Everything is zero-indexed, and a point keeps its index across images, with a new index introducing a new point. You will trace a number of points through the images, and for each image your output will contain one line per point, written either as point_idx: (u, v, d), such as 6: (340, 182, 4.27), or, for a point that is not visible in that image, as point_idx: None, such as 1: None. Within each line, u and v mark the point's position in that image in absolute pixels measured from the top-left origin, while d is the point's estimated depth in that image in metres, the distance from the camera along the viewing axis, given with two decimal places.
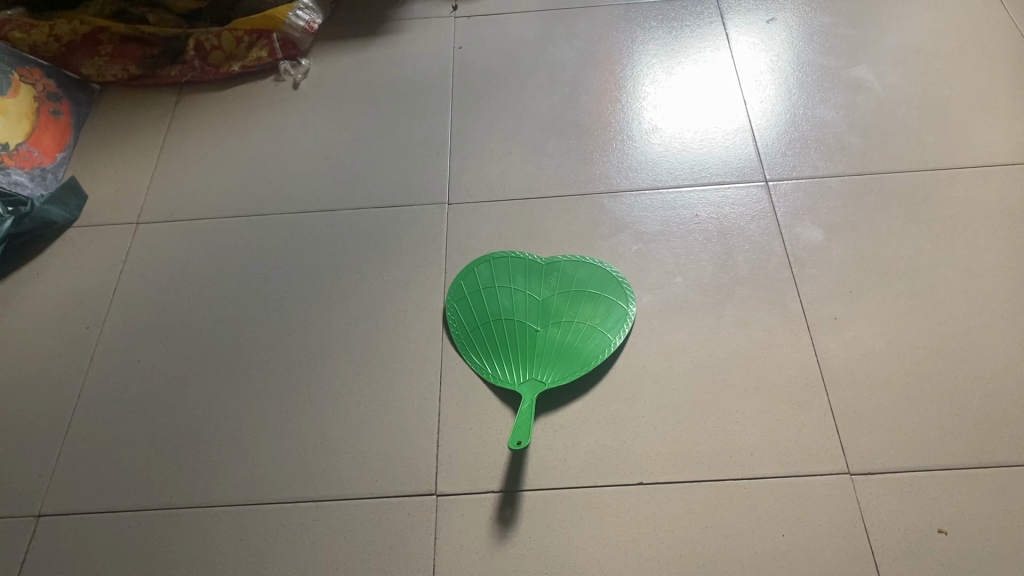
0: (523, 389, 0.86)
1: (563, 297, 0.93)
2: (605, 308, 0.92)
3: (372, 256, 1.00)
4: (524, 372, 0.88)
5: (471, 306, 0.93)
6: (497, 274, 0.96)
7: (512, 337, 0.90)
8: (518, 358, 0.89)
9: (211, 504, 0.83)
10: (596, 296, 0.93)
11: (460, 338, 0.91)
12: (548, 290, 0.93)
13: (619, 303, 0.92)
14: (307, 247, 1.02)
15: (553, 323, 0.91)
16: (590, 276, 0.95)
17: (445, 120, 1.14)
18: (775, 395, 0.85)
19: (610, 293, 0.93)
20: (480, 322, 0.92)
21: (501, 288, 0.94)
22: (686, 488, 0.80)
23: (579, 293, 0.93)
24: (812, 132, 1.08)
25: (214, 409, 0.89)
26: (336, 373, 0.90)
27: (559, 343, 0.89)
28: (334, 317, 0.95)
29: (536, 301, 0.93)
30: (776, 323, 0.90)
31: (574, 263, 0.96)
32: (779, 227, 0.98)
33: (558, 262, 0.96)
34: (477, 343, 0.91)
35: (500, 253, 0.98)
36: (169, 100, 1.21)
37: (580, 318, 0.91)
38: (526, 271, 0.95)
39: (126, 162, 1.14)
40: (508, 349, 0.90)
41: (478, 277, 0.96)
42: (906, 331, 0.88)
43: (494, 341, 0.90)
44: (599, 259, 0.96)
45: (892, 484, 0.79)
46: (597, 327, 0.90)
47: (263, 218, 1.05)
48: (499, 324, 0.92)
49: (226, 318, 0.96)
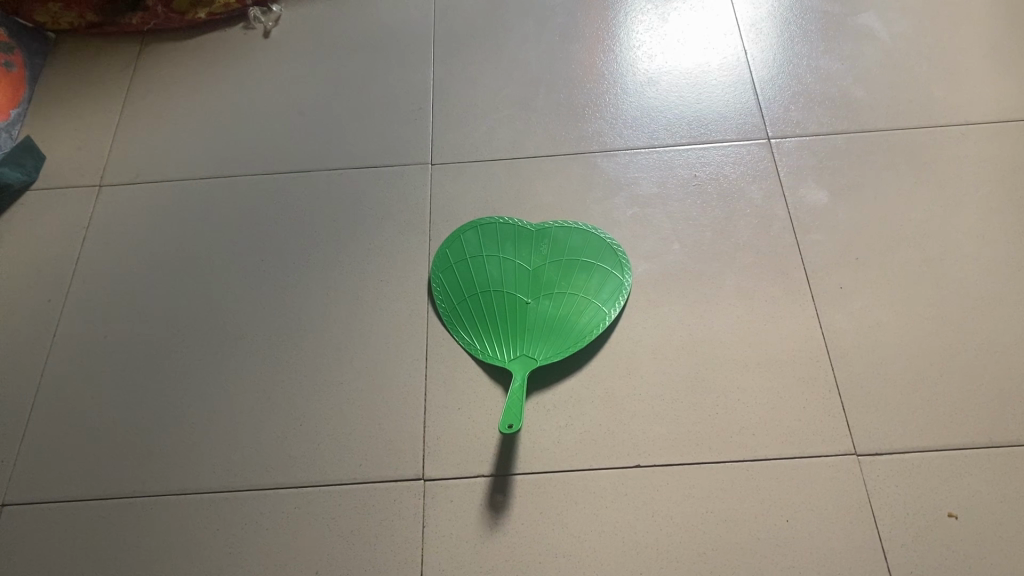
0: (514, 366, 0.81)
1: (555, 267, 0.88)
2: (599, 278, 0.87)
3: (351, 222, 0.94)
4: (514, 348, 0.83)
5: (458, 277, 0.88)
6: (484, 241, 0.90)
7: (501, 310, 0.85)
8: (509, 334, 0.84)
9: (187, 492, 0.78)
10: (591, 266, 0.88)
11: (446, 311, 0.86)
12: (539, 259, 0.88)
13: (613, 273, 0.87)
14: (281, 211, 0.96)
15: (546, 294, 0.86)
16: (583, 243, 0.89)
17: (426, 71, 1.07)
18: (778, 371, 0.81)
19: (605, 264, 0.88)
20: (468, 293, 0.87)
21: (489, 257, 0.89)
22: (684, 471, 0.76)
23: (573, 264, 0.88)
24: (817, 85, 1.02)
25: (186, 389, 0.84)
26: (316, 351, 0.85)
27: (551, 316, 0.84)
28: (312, 289, 0.90)
29: (527, 271, 0.87)
30: (778, 293, 0.86)
31: (566, 231, 0.91)
32: (781, 188, 0.93)
33: (550, 229, 0.91)
34: (464, 316, 0.86)
35: (488, 218, 0.92)
36: (130, 50, 1.13)
37: (573, 290, 0.86)
38: (515, 239, 0.90)
39: (86, 118, 1.06)
40: (497, 323, 0.85)
41: (465, 245, 0.90)
42: (914, 303, 0.84)
43: (481, 315, 0.86)
44: (592, 225, 0.91)
45: (898, 466, 0.76)
46: (591, 299, 0.86)
47: (234, 180, 0.99)
48: (487, 295, 0.87)
49: (197, 290, 0.91)
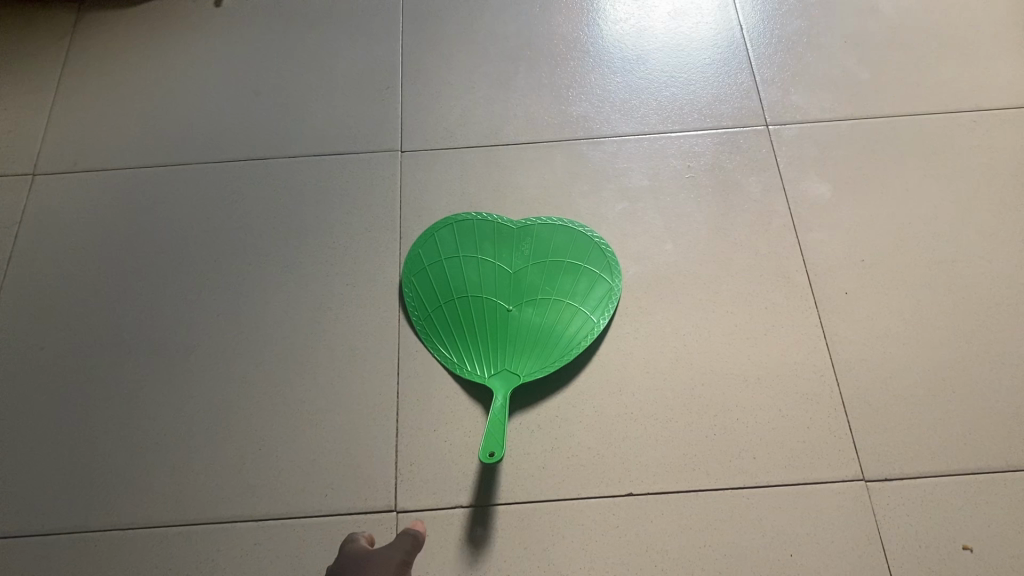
0: (495, 383, 0.75)
1: (538, 270, 0.80)
2: (586, 283, 0.80)
3: (314, 217, 0.86)
4: (495, 362, 0.76)
5: (432, 281, 0.81)
6: (461, 240, 0.83)
7: (480, 319, 0.78)
8: (489, 346, 0.77)
9: (134, 527, 0.71)
10: (578, 269, 0.81)
11: (420, 319, 0.79)
12: (521, 261, 0.81)
13: (602, 278, 0.81)
14: (236, 204, 0.87)
15: (529, 301, 0.79)
16: (568, 244, 0.82)
17: (394, 46, 0.98)
18: (781, 386, 0.75)
19: (593, 266, 0.81)
20: (443, 299, 0.80)
21: (466, 258, 0.81)
22: (680, 499, 0.70)
23: (558, 266, 0.81)
24: (818, 65, 0.94)
25: (133, 408, 0.76)
26: (277, 365, 0.78)
27: (535, 326, 0.77)
28: (271, 294, 0.82)
29: (507, 275, 0.80)
30: (779, 299, 0.79)
31: (550, 229, 0.83)
32: (781, 181, 0.86)
33: (533, 227, 0.83)
34: (440, 326, 0.79)
35: (465, 214, 0.84)
36: (66, 19, 1.02)
37: (559, 296, 0.79)
38: (495, 238, 0.82)
39: (18, 97, 0.96)
40: (476, 334, 0.78)
41: (440, 245, 0.83)
42: (925, 309, 0.78)
43: (458, 324, 0.78)
44: (578, 222, 0.84)
45: (909, 492, 0.70)
46: (579, 307, 0.79)
47: (184, 169, 0.90)
48: (465, 302, 0.79)
49: (144, 295, 0.82)
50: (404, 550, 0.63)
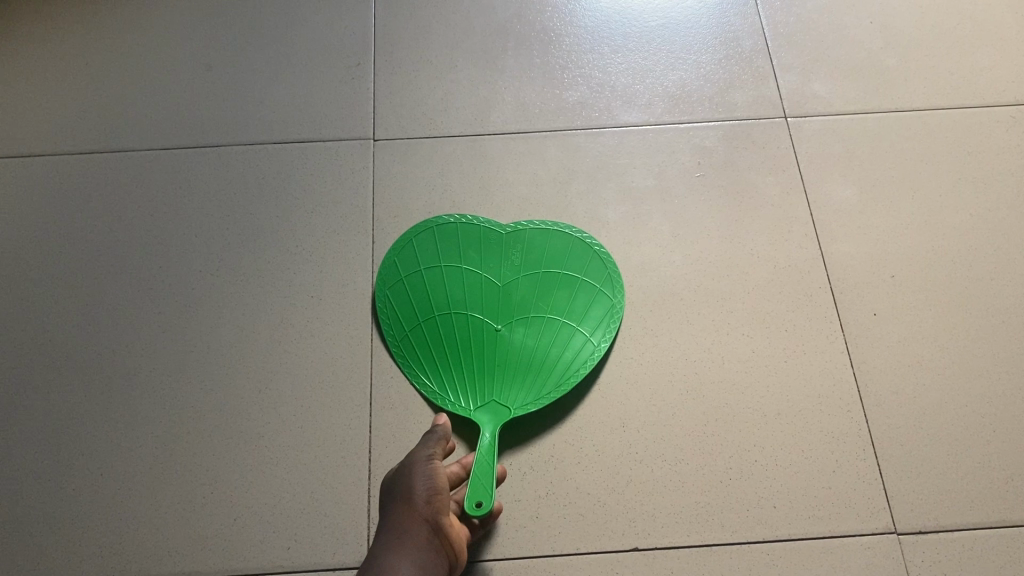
0: (482, 418, 0.65)
1: (531, 284, 0.70)
2: (585, 298, 0.70)
3: (275, 217, 0.75)
4: (482, 393, 0.66)
5: (410, 296, 0.70)
6: (443, 248, 0.72)
7: (465, 341, 0.68)
8: (475, 375, 0.67)
9: None
10: (576, 283, 0.71)
11: (396, 341, 0.69)
12: (512, 273, 0.71)
13: (602, 292, 0.71)
14: (185, 199, 0.76)
15: (521, 321, 0.69)
16: (566, 254, 0.72)
17: (366, 15, 0.86)
18: (803, 424, 0.67)
19: (592, 280, 0.71)
20: (423, 318, 0.70)
21: (449, 269, 0.71)
22: (691, 555, 0.62)
23: (553, 279, 0.71)
24: (840, 48, 0.85)
25: (63, 442, 0.66)
26: (231, 392, 0.68)
27: (527, 350, 0.68)
28: (226, 307, 0.71)
29: (496, 288, 0.70)
30: (801, 320, 0.71)
31: (545, 237, 0.73)
32: (802, 182, 0.77)
33: (526, 235, 0.73)
34: (419, 349, 0.69)
35: (448, 218, 0.74)
36: None
37: (554, 314, 0.69)
38: (481, 245, 0.72)
39: None
40: (460, 360, 0.68)
41: (420, 254, 0.72)
42: (962, 334, 0.70)
43: (441, 347, 0.69)
44: (575, 228, 0.74)
45: (947, 548, 0.62)
46: (576, 327, 0.69)
47: (124, 156, 0.78)
48: (447, 321, 0.69)
49: (78, 306, 0.72)
50: (427, 449, 0.60)
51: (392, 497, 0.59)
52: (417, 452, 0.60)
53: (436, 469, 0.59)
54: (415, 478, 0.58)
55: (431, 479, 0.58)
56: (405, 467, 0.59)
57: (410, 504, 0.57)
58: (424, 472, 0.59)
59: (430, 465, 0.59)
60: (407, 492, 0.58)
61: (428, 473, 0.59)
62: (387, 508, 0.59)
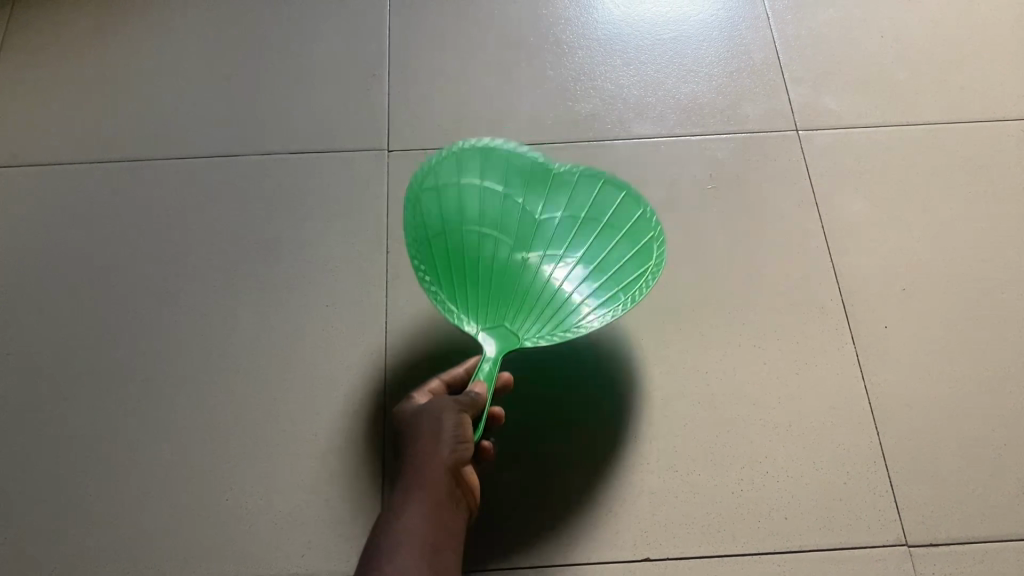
0: (492, 344, 0.62)
1: (562, 230, 0.66)
2: (625, 253, 0.66)
3: (290, 226, 0.76)
4: (496, 315, 0.63)
5: (431, 207, 0.64)
6: (469, 188, 0.66)
7: (489, 275, 0.64)
8: (498, 309, 0.63)
9: None
10: (610, 236, 0.66)
11: (419, 206, 0.64)
12: (541, 216, 0.66)
13: (646, 249, 0.66)
14: (201, 208, 0.77)
15: (549, 259, 0.65)
16: (600, 203, 0.68)
17: (381, 27, 0.87)
18: (814, 436, 0.67)
19: (629, 231, 0.67)
20: (446, 230, 0.64)
21: (487, 189, 0.66)
22: (703, 565, 0.63)
23: (584, 230, 0.66)
24: (851, 61, 0.85)
25: (80, 448, 0.67)
26: (247, 400, 0.68)
27: (551, 291, 0.64)
28: (241, 316, 0.72)
29: (532, 229, 0.66)
30: (812, 332, 0.71)
31: (579, 185, 0.68)
32: (813, 194, 0.78)
33: (560, 176, 0.68)
34: (440, 266, 0.63)
35: (473, 150, 0.67)
36: None
37: (585, 262, 0.65)
38: (523, 181, 0.67)
39: None
40: (483, 295, 0.63)
41: (442, 173, 0.65)
42: (972, 347, 0.70)
43: (463, 277, 0.63)
44: (627, 187, 0.68)
45: (957, 560, 0.63)
46: (612, 283, 0.64)
47: (141, 166, 0.79)
48: (472, 254, 0.64)
49: (95, 314, 0.73)
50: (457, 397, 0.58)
51: (415, 443, 0.57)
52: (448, 400, 0.58)
53: (466, 421, 0.57)
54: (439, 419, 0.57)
55: (460, 432, 0.57)
56: (433, 414, 0.57)
57: (432, 443, 0.56)
58: (454, 424, 0.57)
59: (462, 417, 0.57)
60: (431, 438, 0.56)
61: (458, 426, 0.57)
62: (406, 446, 0.58)
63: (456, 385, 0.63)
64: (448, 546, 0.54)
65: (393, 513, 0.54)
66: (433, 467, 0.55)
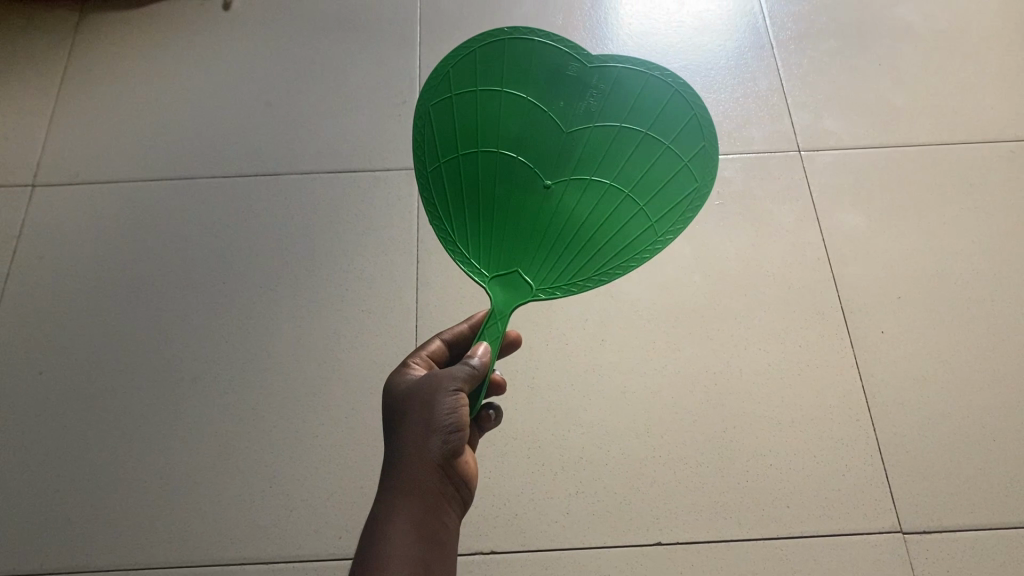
0: (505, 287, 0.57)
1: (595, 143, 0.59)
2: (658, 172, 0.60)
3: (328, 238, 0.82)
4: (511, 257, 0.58)
5: (443, 125, 0.60)
6: (487, 96, 0.60)
7: (505, 203, 0.58)
8: (516, 245, 0.58)
9: (137, 567, 0.67)
10: (654, 145, 0.60)
11: (427, 136, 0.60)
12: (570, 129, 0.59)
13: (678, 172, 0.60)
14: (246, 222, 0.84)
15: (573, 187, 0.58)
16: (638, 105, 0.61)
17: (411, 56, 0.94)
18: (814, 431, 0.72)
19: (674, 141, 0.60)
20: (459, 152, 0.59)
21: (506, 108, 0.60)
22: (710, 550, 0.67)
23: (618, 140, 0.59)
24: (850, 87, 0.91)
25: (135, 439, 0.73)
26: (288, 395, 0.74)
27: (576, 224, 0.58)
28: (283, 320, 0.78)
29: (556, 159, 0.59)
30: (813, 336, 0.76)
31: (616, 81, 0.61)
32: (814, 210, 0.83)
33: (589, 78, 0.61)
34: (450, 194, 0.59)
35: (494, 45, 0.62)
36: (69, 20, 0.98)
37: (621, 182, 0.59)
38: (546, 99, 0.60)
39: (17, 101, 0.92)
40: (497, 221, 0.58)
41: (456, 82, 0.61)
42: (964, 351, 0.75)
43: (478, 202, 0.58)
44: (659, 98, 0.61)
45: (949, 546, 0.67)
46: (642, 206, 0.59)
47: (191, 183, 0.86)
48: (486, 179, 0.58)
49: (149, 317, 0.79)
50: (456, 372, 0.55)
51: (407, 428, 0.54)
52: (445, 375, 0.55)
53: (463, 399, 0.55)
54: (436, 407, 0.54)
55: (457, 413, 0.54)
56: (428, 393, 0.55)
57: (427, 437, 0.53)
58: (450, 404, 0.54)
59: (459, 395, 0.55)
60: (426, 426, 0.54)
61: (454, 406, 0.54)
62: (401, 424, 0.55)
63: (455, 341, 0.64)
64: (438, 540, 0.53)
65: (382, 504, 0.53)
66: (425, 455, 0.53)
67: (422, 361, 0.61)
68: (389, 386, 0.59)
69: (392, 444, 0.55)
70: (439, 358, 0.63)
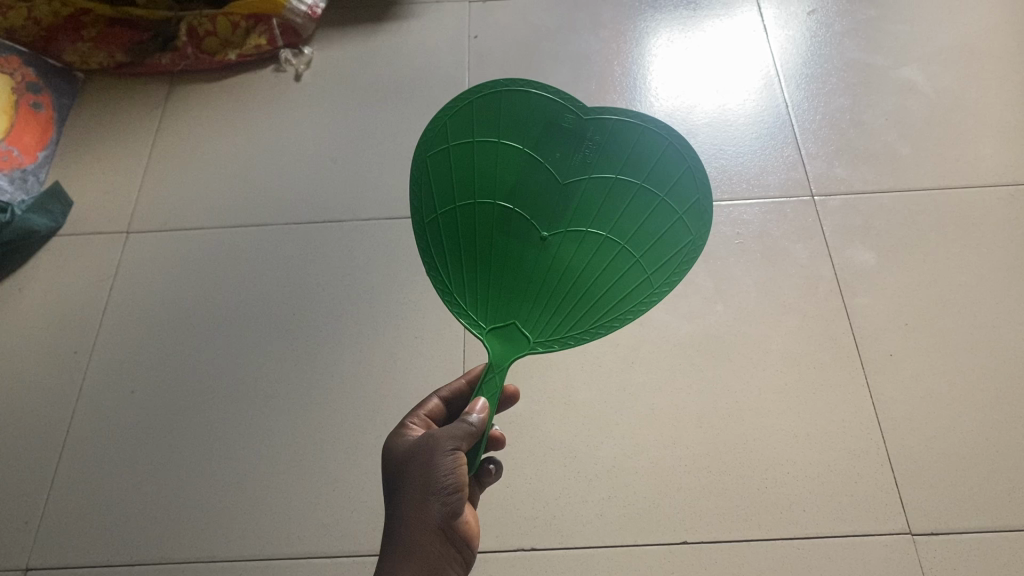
0: (501, 342, 0.58)
1: (593, 195, 0.58)
2: (656, 223, 0.58)
3: (385, 275, 0.92)
4: (507, 312, 0.58)
5: (441, 174, 0.58)
6: (482, 146, 0.58)
7: (503, 256, 0.58)
8: (514, 296, 0.58)
9: (216, 560, 0.76)
10: (649, 200, 0.58)
11: (426, 186, 0.59)
12: (565, 180, 0.58)
13: (679, 222, 0.58)
14: (313, 263, 0.94)
15: (570, 240, 0.58)
16: (635, 159, 0.58)
17: None
18: (828, 442, 0.79)
19: (669, 195, 0.58)
20: (457, 204, 0.58)
21: (502, 159, 0.58)
22: (732, 549, 0.74)
23: (616, 193, 0.58)
24: (859, 140, 1.00)
25: (215, 450, 0.82)
26: (350, 411, 0.83)
27: (571, 280, 0.58)
28: (346, 346, 0.87)
29: (553, 212, 0.58)
30: (828, 357, 0.84)
31: (614, 133, 0.57)
32: (827, 248, 0.91)
33: (586, 129, 0.58)
34: (448, 246, 0.58)
35: (488, 98, 0.58)
36: (160, 91, 1.12)
37: (616, 235, 0.58)
38: (544, 149, 0.58)
39: (116, 161, 1.05)
40: (493, 275, 0.58)
41: (451, 131, 0.59)
42: (967, 372, 0.82)
43: (476, 254, 0.58)
44: (663, 147, 0.57)
45: (955, 547, 0.73)
46: (638, 258, 0.58)
47: (265, 230, 0.97)
48: (483, 234, 0.58)
49: (228, 345, 0.89)
50: (454, 432, 0.56)
51: (406, 488, 0.55)
52: (444, 434, 0.56)
53: (461, 458, 0.56)
54: (435, 467, 0.55)
55: (455, 473, 0.55)
56: (428, 453, 0.56)
57: (426, 497, 0.54)
58: (449, 464, 0.55)
59: (457, 454, 0.56)
60: (425, 486, 0.55)
61: (452, 466, 0.55)
62: (403, 482, 0.56)
63: (453, 397, 0.66)
64: None
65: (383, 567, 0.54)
66: (425, 517, 0.54)
67: (422, 420, 0.63)
68: (393, 449, 0.60)
69: (394, 506, 0.56)
70: (438, 416, 0.65)
